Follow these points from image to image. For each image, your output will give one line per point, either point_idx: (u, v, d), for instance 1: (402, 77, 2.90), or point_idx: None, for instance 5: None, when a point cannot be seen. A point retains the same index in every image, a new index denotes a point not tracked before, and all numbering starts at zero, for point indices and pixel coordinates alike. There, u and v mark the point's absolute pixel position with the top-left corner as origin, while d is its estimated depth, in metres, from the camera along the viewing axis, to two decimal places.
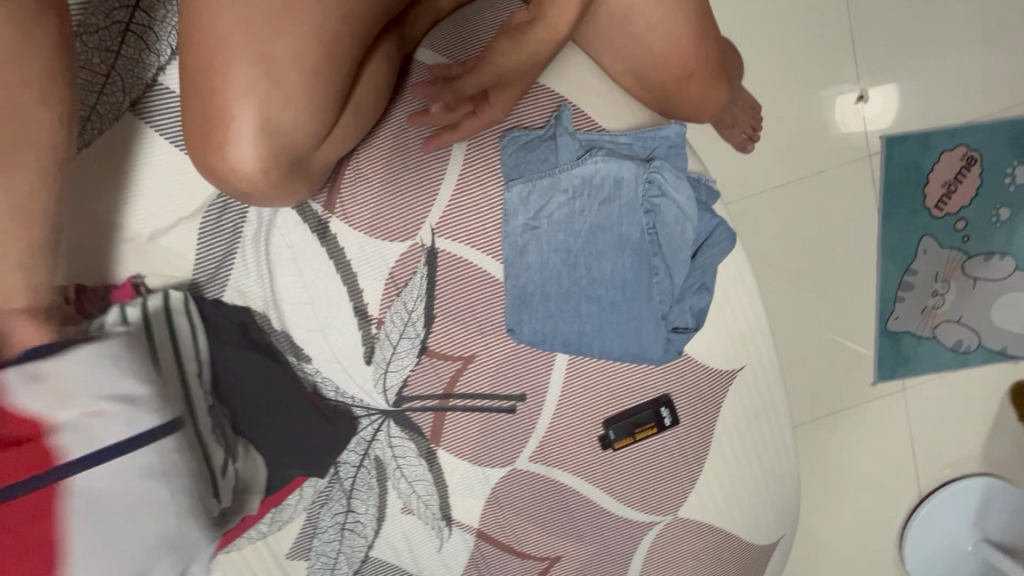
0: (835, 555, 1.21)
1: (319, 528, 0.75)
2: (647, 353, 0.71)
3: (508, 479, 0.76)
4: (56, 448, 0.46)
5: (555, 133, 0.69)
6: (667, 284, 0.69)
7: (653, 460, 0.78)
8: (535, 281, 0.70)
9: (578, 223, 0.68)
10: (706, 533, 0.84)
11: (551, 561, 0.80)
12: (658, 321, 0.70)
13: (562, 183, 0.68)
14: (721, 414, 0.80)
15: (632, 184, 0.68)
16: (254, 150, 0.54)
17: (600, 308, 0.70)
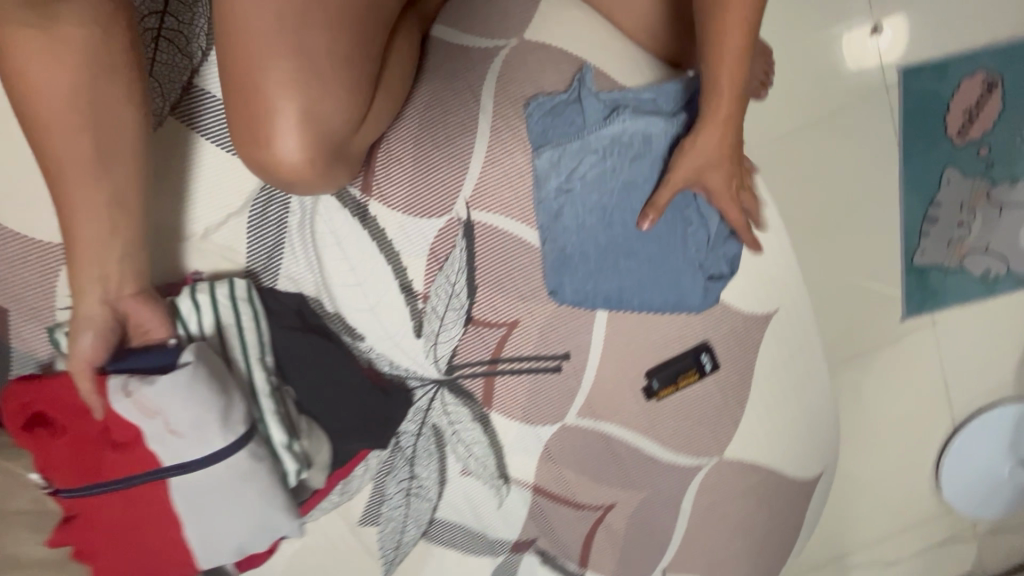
0: (876, 488, 1.24)
1: (386, 495, 0.80)
2: (686, 301, 0.75)
3: (559, 435, 0.80)
4: (155, 454, 0.58)
5: (581, 96, 0.71)
6: (699, 232, 0.73)
7: (695, 405, 0.81)
8: (573, 244, 0.72)
9: (611, 180, 0.71)
10: (750, 472, 0.87)
11: (606, 508, 0.84)
12: (694, 270, 0.74)
13: (593, 145, 0.71)
14: (758, 357, 0.83)
15: (661, 140, 0.71)
16: (297, 139, 0.56)
17: (639, 262, 0.72)
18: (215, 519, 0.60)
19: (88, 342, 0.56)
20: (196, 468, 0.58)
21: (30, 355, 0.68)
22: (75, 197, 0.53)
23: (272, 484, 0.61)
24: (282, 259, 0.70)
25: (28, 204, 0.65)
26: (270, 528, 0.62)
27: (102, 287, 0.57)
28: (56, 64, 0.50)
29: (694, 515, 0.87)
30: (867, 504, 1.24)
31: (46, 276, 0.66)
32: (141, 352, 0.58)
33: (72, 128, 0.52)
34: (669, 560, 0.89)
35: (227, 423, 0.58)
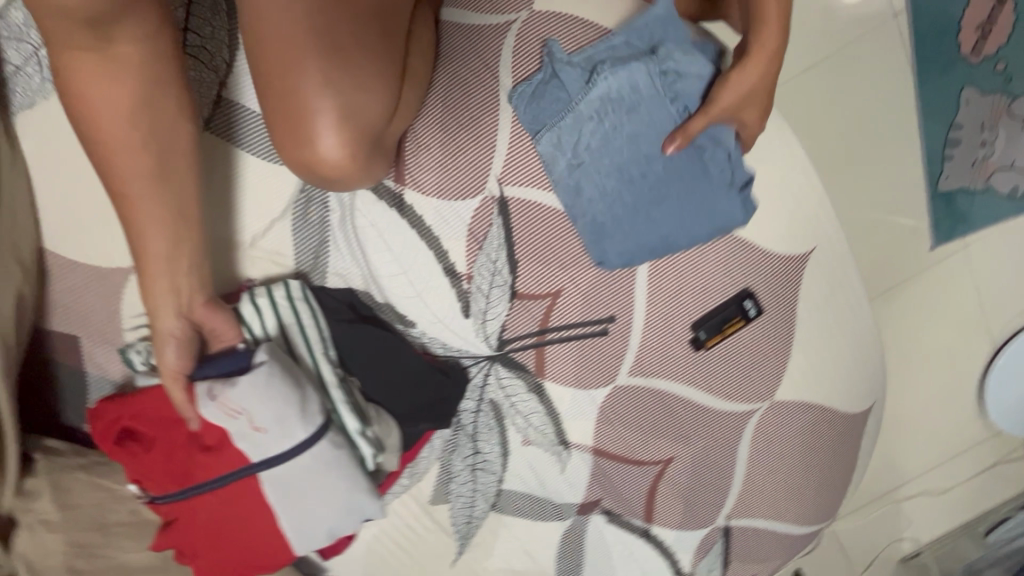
0: (924, 417, 1.25)
1: (454, 472, 0.83)
2: (730, 220, 0.74)
3: (613, 396, 0.82)
4: (242, 451, 0.61)
5: (556, 69, 0.70)
6: (719, 153, 0.72)
7: (743, 352, 0.82)
8: (600, 212, 0.73)
9: (617, 138, 0.71)
10: (802, 411, 0.89)
11: (665, 463, 0.87)
12: (727, 189, 0.73)
13: (589, 113, 0.70)
14: (801, 297, 0.83)
15: (649, 81, 0.70)
16: (335, 137, 0.59)
17: (669, 209, 0.73)
18: (304, 507, 0.63)
19: (172, 352, 0.61)
20: (284, 460, 0.61)
21: (106, 376, 0.71)
22: (141, 216, 0.57)
23: (352, 470, 0.64)
24: (328, 257, 0.73)
25: (81, 233, 0.66)
26: (353, 512, 0.65)
27: (174, 301, 0.61)
28: (111, 85, 0.53)
29: (751, 458, 0.89)
30: (916, 434, 1.25)
31: (111, 299, 0.69)
32: (219, 359, 0.64)
33: (133, 149, 0.55)
34: (731, 505, 0.92)
35: (306, 414, 0.61)
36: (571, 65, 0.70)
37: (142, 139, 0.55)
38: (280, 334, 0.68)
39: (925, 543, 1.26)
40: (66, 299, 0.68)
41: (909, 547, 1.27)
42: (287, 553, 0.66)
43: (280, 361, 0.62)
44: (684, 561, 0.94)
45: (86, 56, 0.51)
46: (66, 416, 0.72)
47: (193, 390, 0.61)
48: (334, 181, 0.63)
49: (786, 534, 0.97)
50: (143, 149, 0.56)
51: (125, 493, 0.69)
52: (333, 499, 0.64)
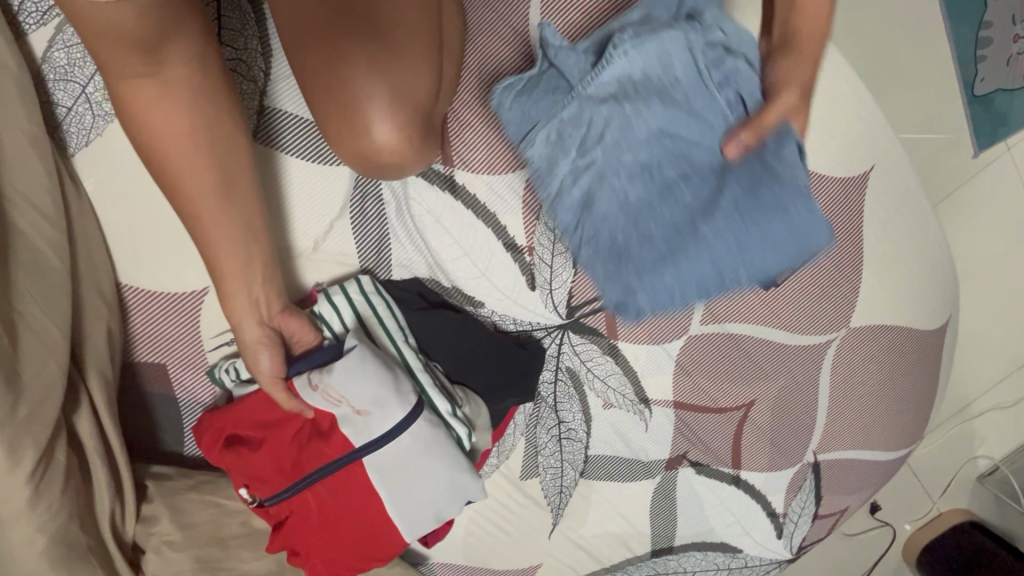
0: (993, 330, 1.21)
1: (540, 445, 0.84)
2: (810, 237, 0.60)
3: (688, 348, 0.81)
4: (347, 438, 0.63)
5: (558, 49, 0.63)
6: (789, 153, 0.57)
7: (813, 283, 0.81)
8: (613, 232, 0.62)
9: (632, 133, 0.60)
10: (879, 335, 0.87)
11: (747, 406, 0.87)
12: (800, 196, 0.58)
13: (593, 104, 0.60)
14: (865, 219, 0.81)
15: (683, 57, 0.59)
16: (389, 123, 0.61)
17: (711, 226, 0.59)
18: (411, 492, 0.65)
19: (265, 359, 0.62)
20: (385, 443, 0.63)
21: (196, 398, 0.73)
22: (215, 232, 0.57)
23: (451, 450, 0.65)
24: (392, 249, 0.73)
25: (154, 261, 0.67)
26: (460, 492, 0.66)
27: (255, 310, 0.61)
28: (167, 107, 0.52)
29: (833, 389, 0.88)
30: (986, 349, 1.21)
31: (190, 325, 0.70)
32: (309, 354, 0.66)
33: (198, 166, 0.55)
34: (818, 439, 0.91)
35: (403, 395, 0.63)
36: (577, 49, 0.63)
37: (206, 158, 0.55)
38: (360, 325, 0.69)
39: (1002, 458, 1.24)
40: (147, 329, 0.70)
41: (985, 465, 1.24)
42: (392, 546, 0.67)
43: (370, 348, 0.65)
44: (776, 502, 0.95)
45: (145, 80, 0.50)
46: (165, 442, 0.74)
47: (294, 385, 0.63)
48: (390, 166, 0.65)
49: (875, 462, 0.96)
50: (206, 167, 0.55)
51: (236, 506, 0.71)
52: (440, 480, 0.65)
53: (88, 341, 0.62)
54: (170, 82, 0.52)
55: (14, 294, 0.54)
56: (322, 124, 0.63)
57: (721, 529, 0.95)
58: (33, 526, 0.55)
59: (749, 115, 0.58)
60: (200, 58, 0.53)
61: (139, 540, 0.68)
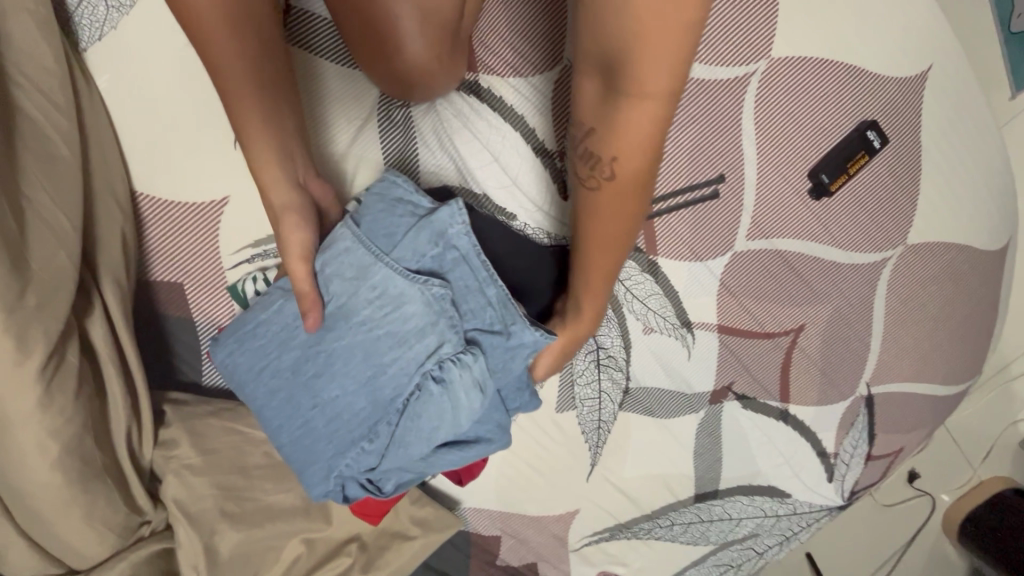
0: None
1: (577, 372, 0.79)
2: (309, 478, 0.58)
3: (732, 266, 0.76)
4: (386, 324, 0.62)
5: (437, 229, 0.58)
6: (443, 454, 0.57)
7: (870, 195, 0.76)
8: (264, 371, 0.58)
9: (376, 332, 0.55)
10: (939, 254, 0.82)
11: (796, 332, 0.81)
12: (326, 481, 0.58)
13: (367, 278, 0.56)
14: (924, 124, 0.76)
15: (434, 345, 0.55)
16: (423, 41, 0.57)
17: (300, 424, 0.57)
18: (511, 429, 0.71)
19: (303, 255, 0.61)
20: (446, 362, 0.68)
21: (215, 321, 0.68)
22: (270, 161, 0.56)
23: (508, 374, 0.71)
24: (419, 156, 0.69)
25: (170, 169, 0.64)
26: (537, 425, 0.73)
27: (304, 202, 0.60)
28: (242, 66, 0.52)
29: (889, 315, 0.83)
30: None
31: (208, 239, 0.66)
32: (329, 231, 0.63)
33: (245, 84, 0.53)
34: (872, 369, 0.85)
35: None
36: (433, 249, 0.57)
37: (255, 96, 0.54)
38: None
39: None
40: (163, 246, 0.66)
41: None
42: (474, 473, 0.76)
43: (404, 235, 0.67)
44: (826, 441, 0.89)
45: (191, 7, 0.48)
46: (180, 371, 0.70)
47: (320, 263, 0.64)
48: (413, 90, 0.64)
49: (931, 397, 0.90)
50: (268, 126, 0.56)
51: (258, 436, 0.67)
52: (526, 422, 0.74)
53: (101, 246, 0.58)
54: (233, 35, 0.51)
55: (21, 179, 0.51)
56: (353, 47, 0.60)
57: (768, 471, 0.89)
58: (45, 431, 0.52)
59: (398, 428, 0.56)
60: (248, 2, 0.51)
61: (156, 467, 0.64)
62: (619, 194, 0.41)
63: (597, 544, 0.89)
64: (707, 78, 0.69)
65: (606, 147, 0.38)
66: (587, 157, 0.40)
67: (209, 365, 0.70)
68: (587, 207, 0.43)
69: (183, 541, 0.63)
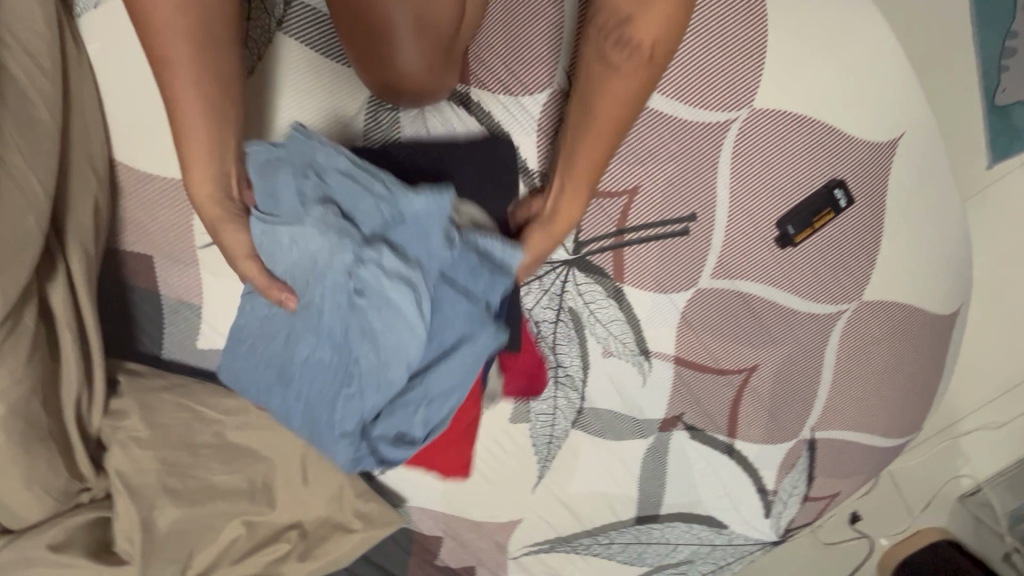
0: (987, 342, 1.23)
1: (534, 388, 0.81)
2: (324, 440, 0.55)
3: (693, 302, 0.79)
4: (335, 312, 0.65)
5: (302, 162, 0.52)
6: (438, 367, 0.52)
7: (832, 249, 0.79)
8: (240, 360, 0.57)
9: (306, 291, 0.51)
10: (892, 312, 0.85)
11: (749, 372, 0.84)
12: (340, 439, 0.54)
13: (281, 243, 0.51)
14: (890, 188, 0.79)
15: (349, 266, 0.49)
16: (419, 51, 0.58)
17: (292, 400, 0.55)
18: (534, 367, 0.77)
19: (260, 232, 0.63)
20: None
21: (181, 297, 0.69)
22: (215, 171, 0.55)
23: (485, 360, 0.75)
24: None
25: (153, 143, 0.64)
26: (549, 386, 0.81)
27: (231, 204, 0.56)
28: (193, 95, 0.53)
29: (838, 365, 0.86)
30: (972, 358, 1.24)
31: (181, 216, 0.66)
32: None
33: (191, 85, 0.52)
34: (817, 415, 0.89)
35: None
36: (314, 177, 0.51)
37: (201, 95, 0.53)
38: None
39: (984, 480, 1.27)
40: (138, 219, 0.66)
41: (968, 485, 1.28)
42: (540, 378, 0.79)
43: None
44: (767, 478, 0.92)
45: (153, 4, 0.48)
46: (141, 343, 0.71)
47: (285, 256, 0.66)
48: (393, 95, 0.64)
49: (871, 446, 0.94)
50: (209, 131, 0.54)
51: (210, 416, 0.68)
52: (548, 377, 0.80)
53: (70, 213, 0.59)
54: (188, 67, 0.52)
55: None
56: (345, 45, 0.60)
57: (708, 501, 0.92)
58: None
59: (370, 357, 0.51)
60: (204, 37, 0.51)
61: (103, 436, 0.65)
62: (636, 64, 0.51)
63: (536, 554, 0.91)
64: (660, 110, 0.72)
65: (639, 30, 0.48)
66: (623, 43, 0.49)
67: (170, 339, 0.71)
68: (605, 71, 0.52)
69: (121, 511, 0.64)
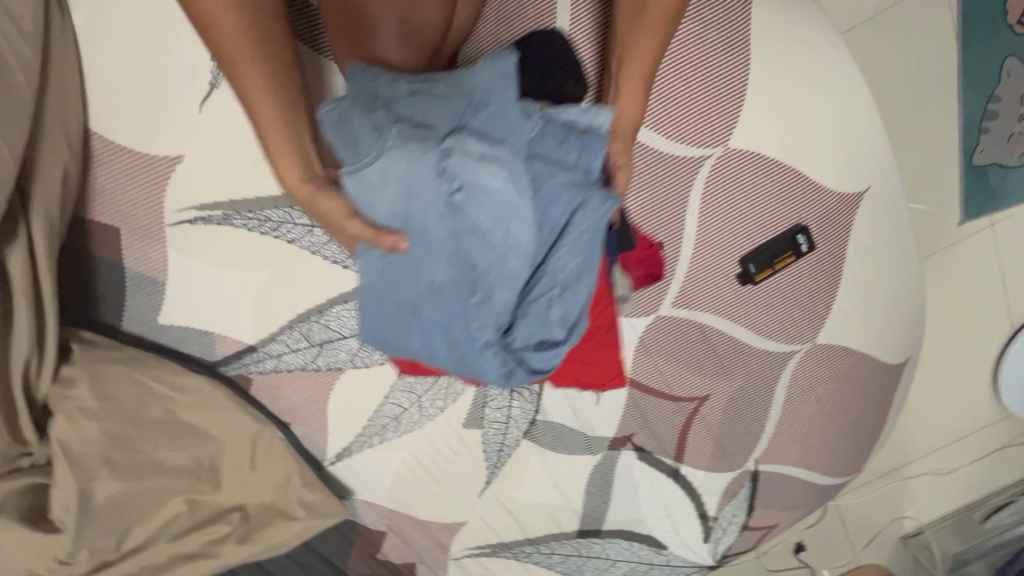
0: (937, 392, 1.29)
1: (490, 396, 0.82)
2: (479, 361, 0.48)
3: (652, 328, 0.81)
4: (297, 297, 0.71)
5: (366, 97, 0.47)
6: (561, 248, 0.48)
7: (790, 291, 0.81)
8: (369, 308, 0.48)
9: (410, 221, 0.44)
10: (843, 357, 0.88)
11: (700, 401, 0.86)
12: (490, 354, 0.48)
13: (377, 183, 0.44)
14: (851, 239, 0.82)
15: (444, 166, 0.43)
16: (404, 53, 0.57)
17: (428, 335, 0.48)
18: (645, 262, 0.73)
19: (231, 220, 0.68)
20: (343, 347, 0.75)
21: (146, 273, 0.70)
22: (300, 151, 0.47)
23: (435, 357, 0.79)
24: None
25: (131, 116, 0.64)
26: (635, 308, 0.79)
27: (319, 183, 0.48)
28: (254, 73, 0.44)
29: (787, 402, 0.89)
30: (921, 406, 1.29)
31: (151, 194, 0.67)
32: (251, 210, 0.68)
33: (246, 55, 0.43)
34: (762, 449, 0.92)
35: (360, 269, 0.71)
36: (393, 115, 0.46)
37: (266, 69, 0.44)
38: (257, 234, 0.69)
39: (926, 524, 1.33)
40: (107, 189, 0.66)
41: (911, 526, 1.33)
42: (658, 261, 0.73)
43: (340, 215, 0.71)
44: (709, 504, 0.94)
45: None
46: (101, 313, 0.71)
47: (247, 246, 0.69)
48: None
49: (813, 483, 0.97)
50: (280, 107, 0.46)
51: (162, 392, 0.68)
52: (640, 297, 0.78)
53: (38, 180, 0.59)
54: (247, 59, 0.43)
55: None
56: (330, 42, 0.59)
57: (651, 521, 0.94)
58: None
59: (500, 245, 0.44)
60: (250, 20, 0.43)
61: (50, 403, 0.65)
62: None
63: (477, 557, 0.92)
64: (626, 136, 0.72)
65: None
66: None
67: (131, 312, 0.72)
68: None
69: (60, 479, 0.65)
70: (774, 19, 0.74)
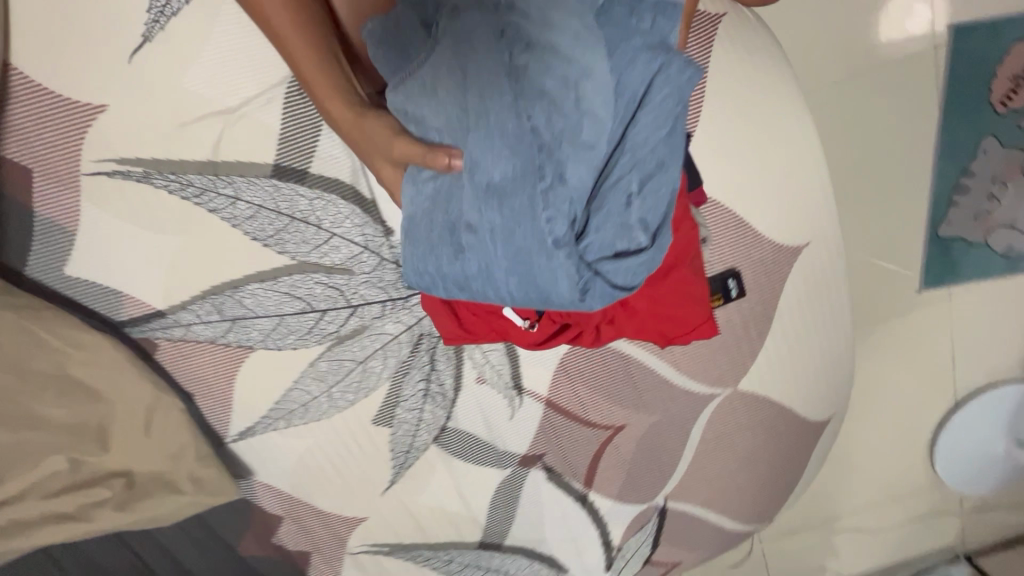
0: (868, 454, 1.29)
1: (402, 397, 0.80)
2: (546, 263, 0.44)
3: (574, 351, 0.80)
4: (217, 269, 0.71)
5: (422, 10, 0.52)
6: (640, 119, 0.45)
7: (716, 335, 0.81)
8: (413, 233, 0.50)
9: (468, 117, 0.44)
10: (763, 407, 0.88)
11: (615, 430, 0.86)
12: (560, 250, 0.43)
13: (437, 83, 0.45)
14: (784, 292, 0.82)
15: (506, 44, 0.43)
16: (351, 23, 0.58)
17: (490, 241, 0.44)
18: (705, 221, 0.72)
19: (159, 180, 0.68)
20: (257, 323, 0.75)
21: (55, 221, 0.68)
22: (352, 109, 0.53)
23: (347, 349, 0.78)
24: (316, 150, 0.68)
25: (56, 59, 0.62)
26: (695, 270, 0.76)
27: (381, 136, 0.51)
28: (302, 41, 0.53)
29: (701, 444, 0.89)
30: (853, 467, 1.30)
31: (69, 141, 0.64)
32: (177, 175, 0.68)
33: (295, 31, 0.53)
34: (673, 485, 0.92)
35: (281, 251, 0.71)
36: (426, 28, 0.51)
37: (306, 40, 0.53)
38: (177, 198, 0.68)
39: None
40: (21, 128, 0.63)
41: None
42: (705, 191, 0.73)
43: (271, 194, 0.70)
44: (615, 534, 0.94)
45: None
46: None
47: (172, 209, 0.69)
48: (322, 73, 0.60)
49: (721, 526, 0.97)
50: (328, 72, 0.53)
51: (55, 346, 0.67)
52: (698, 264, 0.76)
53: None
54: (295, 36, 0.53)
55: None
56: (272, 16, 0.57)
57: (554, 542, 0.93)
58: None
59: (567, 112, 0.42)
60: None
61: None
62: None
63: (374, 555, 0.91)
64: None
65: None
66: None
67: (34, 258, 0.69)
68: None
69: None
70: (728, 64, 0.73)
